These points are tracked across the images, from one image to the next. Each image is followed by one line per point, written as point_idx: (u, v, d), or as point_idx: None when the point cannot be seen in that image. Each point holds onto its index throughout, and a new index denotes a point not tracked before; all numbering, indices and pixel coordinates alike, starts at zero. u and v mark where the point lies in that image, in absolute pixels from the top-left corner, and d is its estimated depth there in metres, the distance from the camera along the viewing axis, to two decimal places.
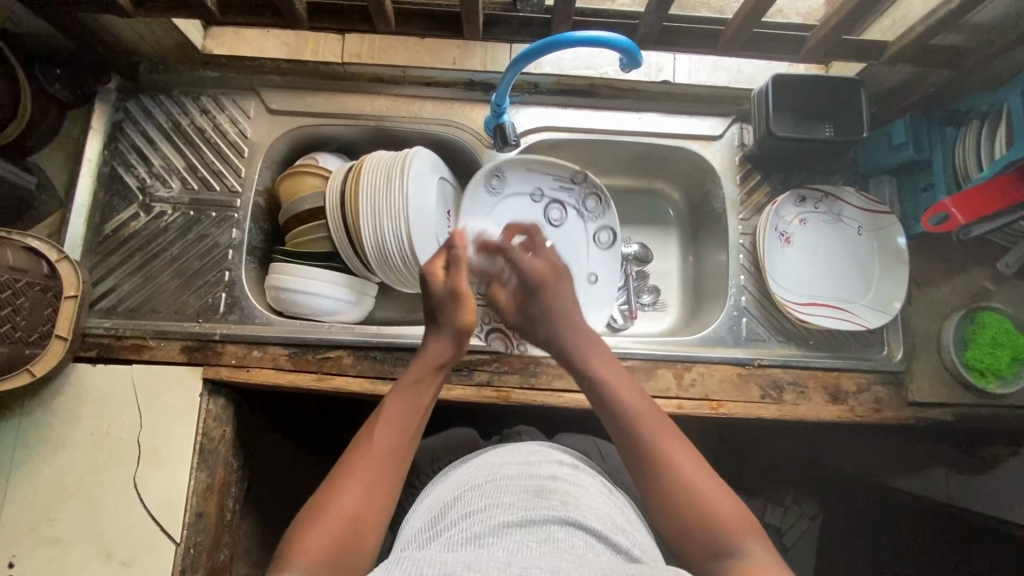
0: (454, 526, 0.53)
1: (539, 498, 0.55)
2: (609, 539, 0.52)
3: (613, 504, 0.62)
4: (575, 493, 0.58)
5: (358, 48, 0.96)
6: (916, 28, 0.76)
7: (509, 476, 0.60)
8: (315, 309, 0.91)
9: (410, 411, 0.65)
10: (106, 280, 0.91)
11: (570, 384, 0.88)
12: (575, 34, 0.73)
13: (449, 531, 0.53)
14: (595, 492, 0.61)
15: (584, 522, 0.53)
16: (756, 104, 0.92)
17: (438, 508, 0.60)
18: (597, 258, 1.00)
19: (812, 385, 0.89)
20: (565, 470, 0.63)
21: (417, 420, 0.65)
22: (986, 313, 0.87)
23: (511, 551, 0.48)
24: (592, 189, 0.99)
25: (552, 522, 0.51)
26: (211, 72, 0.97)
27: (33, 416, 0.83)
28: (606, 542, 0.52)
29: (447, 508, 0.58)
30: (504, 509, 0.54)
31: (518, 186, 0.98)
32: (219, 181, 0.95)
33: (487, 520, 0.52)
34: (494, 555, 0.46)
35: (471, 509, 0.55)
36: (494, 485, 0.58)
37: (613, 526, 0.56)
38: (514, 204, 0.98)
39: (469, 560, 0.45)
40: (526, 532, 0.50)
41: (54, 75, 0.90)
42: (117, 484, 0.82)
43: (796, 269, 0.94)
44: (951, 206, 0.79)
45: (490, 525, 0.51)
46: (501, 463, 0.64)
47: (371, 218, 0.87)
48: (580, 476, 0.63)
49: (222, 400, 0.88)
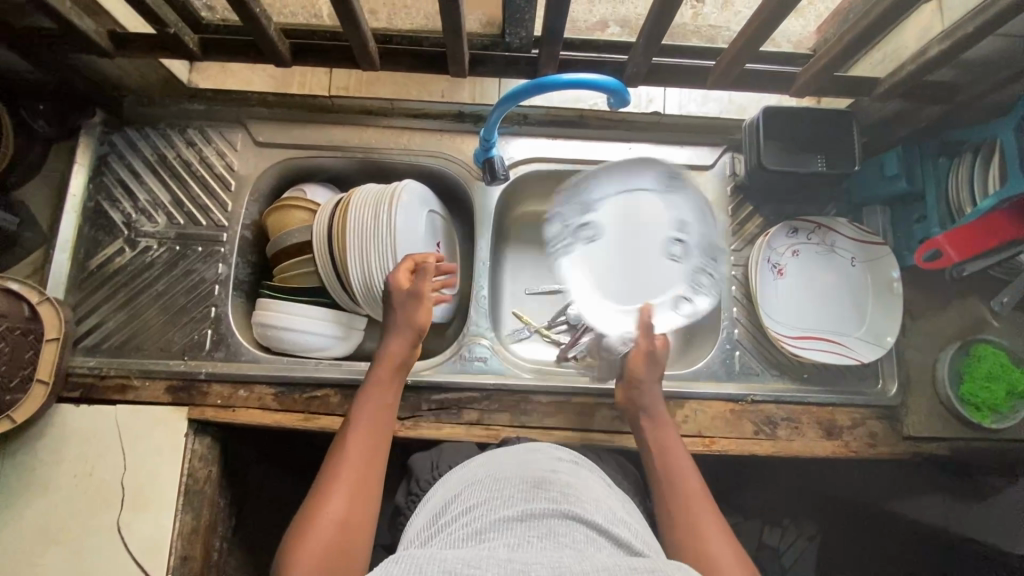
0: (454, 523, 0.52)
1: (539, 490, 0.54)
2: (611, 534, 0.51)
3: (616, 497, 0.60)
4: (576, 486, 0.57)
5: (345, 82, 0.99)
6: (907, 66, 0.75)
7: (508, 470, 0.59)
8: (303, 346, 0.89)
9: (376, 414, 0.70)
10: (90, 317, 0.90)
11: (562, 422, 0.87)
12: (562, 77, 0.72)
13: (449, 528, 0.52)
14: (596, 485, 0.60)
15: (585, 515, 0.51)
16: (746, 134, 0.91)
17: (439, 505, 0.58)
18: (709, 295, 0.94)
19: (806, 421, 0.88)
20: (565, 464, 0.62)
21: (384, 422, 0.70)
22: (982, 346, 0.85)
23: (511, 547, 0.46)
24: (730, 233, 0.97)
25: (552, 516, 0.50)
26: (197, 105, 0.96)
27: (15, 460, 0.81)
28: (608, 536, 0.50)
29: (448, 504, 0.57)
30: (504, 504, 0.52)
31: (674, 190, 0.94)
32: (205, 215, 0.94)
33: (487, 518, 0.50)
34: (494, 552, 0.45)
35: (470, 506, 0.54)
36: (496, 480, 0.57)
37: (616, 518, 0.54)
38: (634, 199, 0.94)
39: (470, 557, 0.44)
40: (526, 526, 0.49)
41: (37, 110, 0.90)
42: (100, 529, 0.80)
43: (790, 301, 0.93)
44: (944, 244, 0.78)
45: (489, 523, 0.50)
46: (500, 461, 0.62)
47: (358, 254, 0.86)
48: (581, 471, 0.62)
49: (208, 439, 0.87)
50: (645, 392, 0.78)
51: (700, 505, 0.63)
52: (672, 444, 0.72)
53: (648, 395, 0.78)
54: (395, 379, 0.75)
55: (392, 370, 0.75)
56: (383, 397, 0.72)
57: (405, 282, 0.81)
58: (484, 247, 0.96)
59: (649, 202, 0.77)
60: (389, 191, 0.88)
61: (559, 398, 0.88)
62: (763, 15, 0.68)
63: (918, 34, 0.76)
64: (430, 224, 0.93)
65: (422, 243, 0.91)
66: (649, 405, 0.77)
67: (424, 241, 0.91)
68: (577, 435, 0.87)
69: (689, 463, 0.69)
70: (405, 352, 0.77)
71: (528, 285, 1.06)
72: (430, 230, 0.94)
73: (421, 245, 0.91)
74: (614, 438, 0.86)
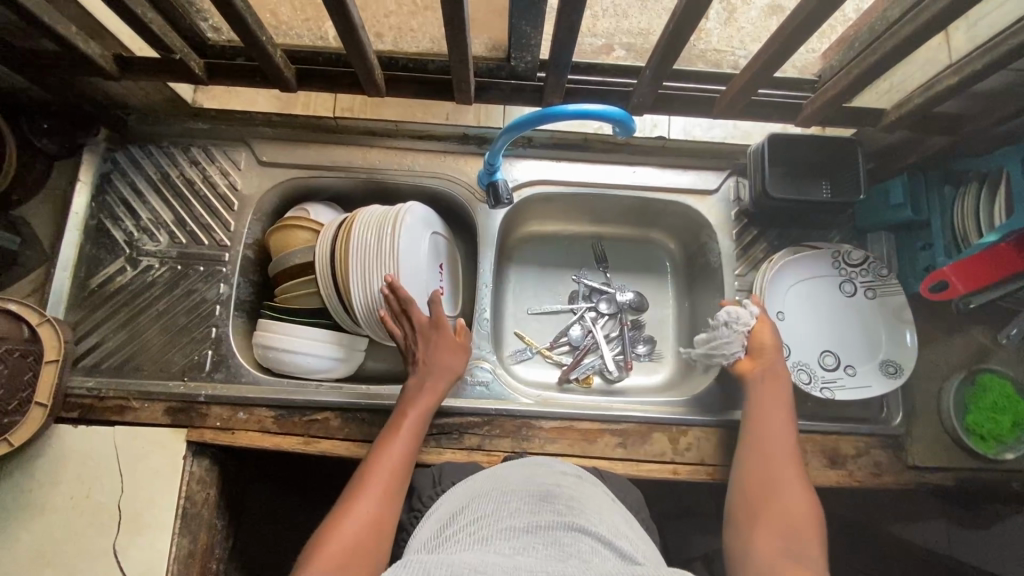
0: (462, 529, 0.52)
1: (543, 502, 0.54)
2: (615, 545, 0.50)
3: (619, 512, 0.59)
4: (580, 500, 0.56)
5: (349, 103, 0.97)
6: (915, 97, 0.75)
7: (515, 482, 0.58)
8: (304, 368, 0.89)
9: (408, 429, 0.74)
10: (90, 336, 0.89)
11: (564, 447, 0.86)
12: (567, 107, 0.72)
13: (455, 535, 0.51)
14: (602, 501, 0.59)
15: (590, 527, 0.50)
16: (751, 160, 0.91)
17: (447, 512, 0.58)
18: (812, 356, 0.91)
19: (809, 450, 0.87)
20: (568, 479, 0.61)
21: (416, 440, 0.74)
22: (987, 376, 0.85)
23: (517, 554, 0.46)
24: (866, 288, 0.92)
25: (557, 527, 0.49)
26: (201, 124, 0.96)
27: (11, 480, 0.80)
28: (614, 548, 0.49)
29: (456, 513, 0.56)
30: (511, 514, 0.52)
31: (852, 276, 0.93)
32: (207, 235, 0.93)
33: (492, 528, 0.50)
34: (499, 559, 0.45)
35: (477, 514, 0.53)
36: (502, 490, 0.57)
37: (620, 533, 0.53)
38: (809, 278, 0.93)
39: (476, 563, 0.44)
40: (532, 535, 0.49)
41: (41, 128, 0.90)
42: (95, 553, 0.79)
43: (798, 327, 0.92)
44: (950, 274, 0.78)
45: (495, 534, 0.49)
46: (507, 471, 0.62)
47: (361, 279, 0.85)
48: (585, 486, 0.61)
49: (207, 461, 0.87)
50: (771, 356, 0.81)
51: (786, 472, 0.70)
52: (777, 417, 0.76)
53: (771, 379, 0.79)
54: (430, 404, 0.79)
55: (427, 396, 0.79)
56: (417, 417, 0.76)
57: (445, 318, 0.85)
58: (486, 271, 0.95)
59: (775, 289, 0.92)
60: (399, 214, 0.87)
61: (560, 424, 0.87)
62: (771, 47, 0.68)
63: (927, 66, 0.76)
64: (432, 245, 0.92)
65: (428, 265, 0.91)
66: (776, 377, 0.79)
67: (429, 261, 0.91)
68: (578, 461, 0.86)
69: (789, 437, 0.75)
70: (443, 381, 0.81)
71: (531, 306, 1.05)
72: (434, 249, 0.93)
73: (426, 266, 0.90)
74: (616, 465, 0.85)
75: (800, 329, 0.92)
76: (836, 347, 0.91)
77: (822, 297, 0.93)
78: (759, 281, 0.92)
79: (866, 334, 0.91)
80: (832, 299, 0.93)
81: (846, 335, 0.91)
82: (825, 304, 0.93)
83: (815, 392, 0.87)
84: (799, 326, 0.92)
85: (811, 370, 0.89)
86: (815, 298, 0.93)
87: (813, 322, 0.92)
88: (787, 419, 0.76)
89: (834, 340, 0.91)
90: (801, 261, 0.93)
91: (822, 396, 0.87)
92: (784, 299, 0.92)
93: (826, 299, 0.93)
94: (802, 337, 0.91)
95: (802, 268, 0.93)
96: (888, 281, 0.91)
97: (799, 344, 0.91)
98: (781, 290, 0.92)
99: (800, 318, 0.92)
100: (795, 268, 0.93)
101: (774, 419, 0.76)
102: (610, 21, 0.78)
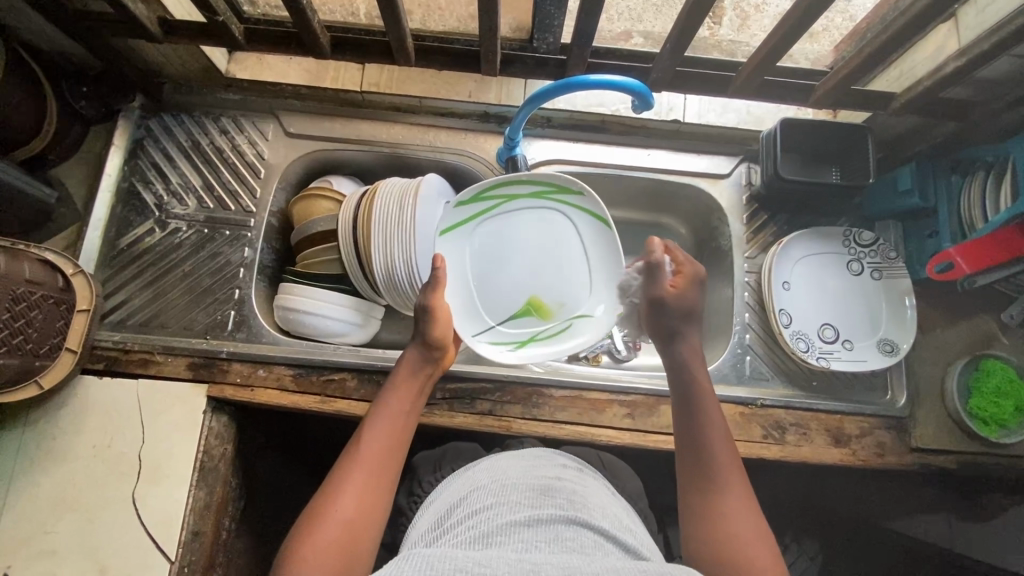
0: (460, 525, 0.52)
1: (545, 497, 0.54)
2: (617, 540, 0.52)
3: (620, 506, 0.60)
4: (582, 494, 0.57)
5: (376, 78, 0.99)
6: (923, 82, 0.78)
7: (515, 476, 0.58)
8: (321, 329, 0.91)
9: (399, 417, 0.66)
10: (118, 293, 0.92)
11: (573, 416, 0.88)
12: (588, 79, 0.76)
13: (455, 529, 0.52)
14: (603, 493, 0.60)
15: (592, 522, 0.52)
16: (764, 145, 0.93)
17: (446, 503, 0.59)
18: (813, 328, 0.93)
19: (814, 428, 0.89)
20: (569, 471, 0.61)
21: (404, 426, 0.66)
22: (991, 361, 0.87)
23: (521, 551, 0.47)
24: (875, 267, 0.95)
25: (559, 521, 0.51)
26: (232, 95, 0.99)
27: (38, 426, 0.83)
28: (615, 542, 0.51)
29: (454, 506, 0.57)
30: (510, 508, 0.52)
31: (856, 255, 0.96)
32: (234, 201, 0.97)
33: (494, 521, 0.51)
34: (504, 554, 0.46)
35: (475, 508, 0.54)
36: (501, 483, 0.57)
37: (622, 526, 0.55)
38: (818, 256, 0.96)
39: (480, 556, 0.45)
40: (533, 530, 0.50)
41: (80, 92, 0.93)
42: (115, 501, 0.81)
43: (803, 306, 0.95)
44: (956, 255, 0.80)
45: (497, 526, 0.50)
46: (505, 464, 0.61)
47: (381, 244, 0.88)
48: (587, 479, 0.61)
49: (225, 418, 0.89)
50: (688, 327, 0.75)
51: (739, 517, 0.56)
52: (716, 441, 0.63)
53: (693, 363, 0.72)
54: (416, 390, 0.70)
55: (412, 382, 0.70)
56: (405, 402, 0.68)
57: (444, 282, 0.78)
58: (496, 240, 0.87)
59: (786, 263, 0.95)
60: (573, 182, 0.85)
61: (571, 393, 0.89)
62: (784, 30, 0.72)
63: (934, 53, 0.79)
64: (497, 227, 0.87)
65: (508, 261, 0.88)
66: (700, 389, 0.69)
67: (526, 252, 0.88)
68: (586, 430, 0.88)
69: (738, 466, 0.61)
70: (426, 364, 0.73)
71: None
72: (525, 225, 0.88)
73: (562, 247, 0.88)
74: (623, 435, 0.87)
75: (806, 302, 0.95)
76: (839, 320, 0.94)
77: (829, 273, 0.96)
78: (768, 259, 0.94)
79: (868, 313, 0.93)
80: (839, 277, 0.96)
81: (848, 312, 0.94)
82: (833, 281, 0.96)
83: (814, 361, 0.90)
84: (805, 298, 0.95)
85: (812, 340, 0.92)
86: (823, 274, 0.96)
87: (818, 297, 0.95)
88: (723, 429, 0.65)
89: (835, 315, 0.94)
90: (810, 237, 0.96)
91: (818, 365, 0.90)
92: (792, 272, 0.95)
93: (833, 276, 0.96)
94: (808, 309, 0.95)
95: (811, 244, 0.96)
96: (895, 263, 0.94)
97: (800, 314, 0.94)
98: (789, 264, 0.95)
99: (805, 293, 0.95)
100: (804, 244, 0.96)
101: (715, 431, 0.64)
102: (627, 23, 0.88)
